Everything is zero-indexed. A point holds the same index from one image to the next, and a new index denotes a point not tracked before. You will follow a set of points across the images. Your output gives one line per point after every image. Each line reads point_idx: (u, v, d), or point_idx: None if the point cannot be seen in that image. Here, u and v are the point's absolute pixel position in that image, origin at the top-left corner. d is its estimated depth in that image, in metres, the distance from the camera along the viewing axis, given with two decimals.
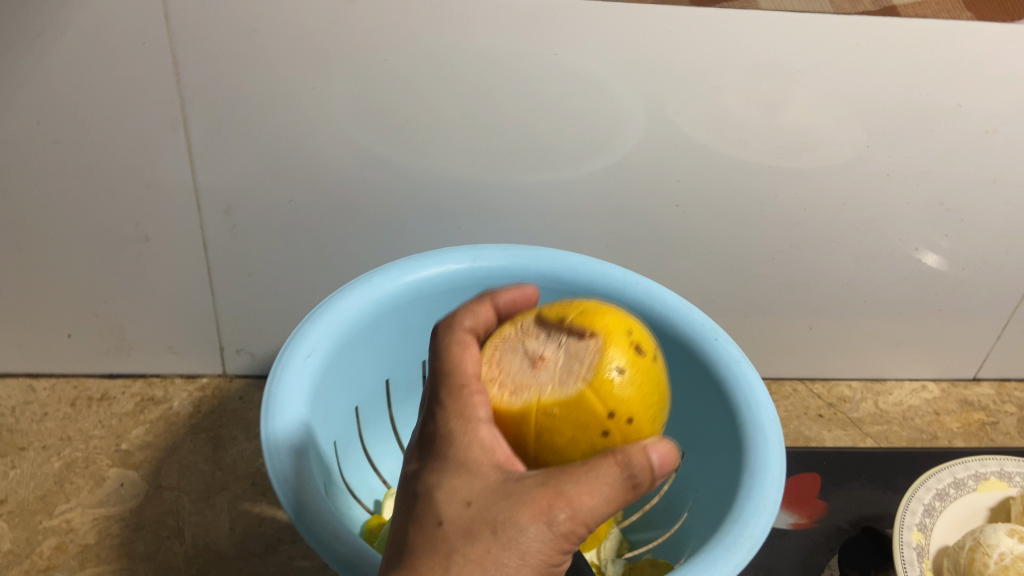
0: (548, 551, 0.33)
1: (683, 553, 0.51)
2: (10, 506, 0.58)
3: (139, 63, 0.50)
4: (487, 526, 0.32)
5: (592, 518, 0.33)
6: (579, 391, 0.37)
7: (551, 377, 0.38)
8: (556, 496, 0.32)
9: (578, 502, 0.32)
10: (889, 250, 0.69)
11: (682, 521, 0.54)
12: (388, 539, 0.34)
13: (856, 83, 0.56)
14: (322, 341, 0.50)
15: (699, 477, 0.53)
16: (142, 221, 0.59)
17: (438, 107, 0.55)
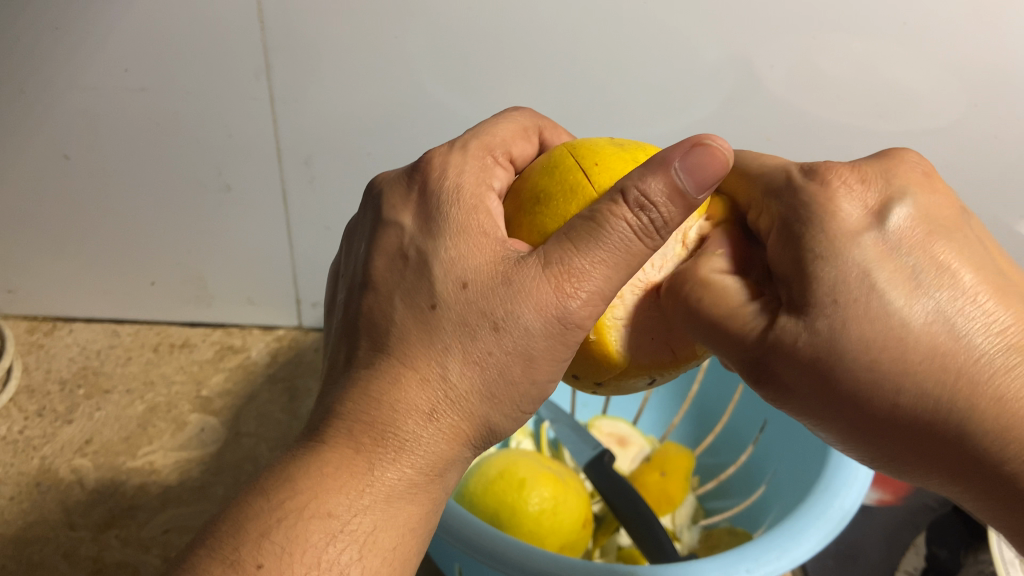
0: (550, 336, 0.30)
1: (764, 524, 0.50)
2: (95, 445, 0.60)
3: (222, 11, 0.50)
4: (485, 321, 0.30)
5: (609, 292, 0.31)
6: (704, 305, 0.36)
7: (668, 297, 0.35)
8: (564, 276, 0.30)
9: (589, 281, 0.30)
10: (991, 219, 0.65)
11: (762, 491, 0.53)
12: (369, 319, 0.32)
13: (964, 42, 0.52)
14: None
15: (784, 449, 0.52)
16: (224, 170, 0.60)
17: (518, 58, 0.54)
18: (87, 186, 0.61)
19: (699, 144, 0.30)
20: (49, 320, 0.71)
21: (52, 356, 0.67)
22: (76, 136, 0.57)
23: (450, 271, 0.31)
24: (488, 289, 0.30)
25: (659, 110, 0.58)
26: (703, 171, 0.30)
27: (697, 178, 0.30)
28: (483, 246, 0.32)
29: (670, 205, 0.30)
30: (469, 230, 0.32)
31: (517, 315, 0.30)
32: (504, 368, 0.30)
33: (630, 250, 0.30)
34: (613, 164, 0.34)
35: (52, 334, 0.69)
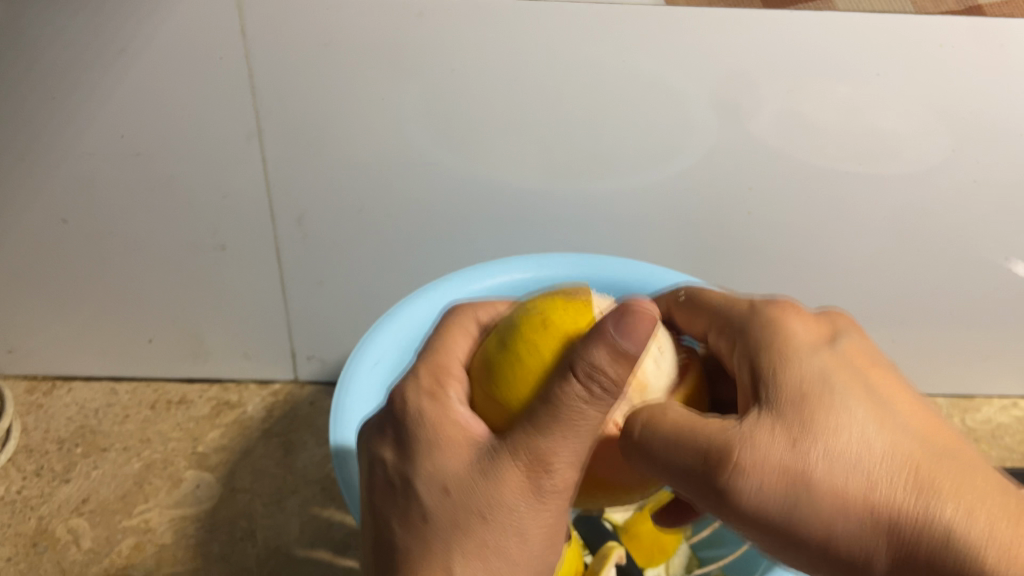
0: (537, 520, 0.33)
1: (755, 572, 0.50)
2: (92, 504, 0.61)
3: (215, 76, 0.51)
4: (473, 512, 0.32)
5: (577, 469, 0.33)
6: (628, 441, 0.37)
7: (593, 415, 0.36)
8: (535, 462, 0.32)
9: (562, 465, 0.32)
10: (981, 260, 0.66)
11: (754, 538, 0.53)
12: (383, 535, 0.35)
13: (941, 88, 0.54)
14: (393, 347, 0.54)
15: None
16: (218, 230, 0.61)
17: (503, 117, 0.55)
18: (84, 248, 0.62)
19: (631, 311, 0.32)
20: (48, 379, 0.71)
21: (50, 417, 0.68)
22: (74, 199, 0.58)
23: (434, 482, 0.33)
24: (470, 488, 0.33)
25: (642, 161, 0.59)
26: (636, 334, 0.31)
27: (634, 340, 0.31)
28: (456, 450, 0.34)
29: (613, 367, 0.31)
30: (440, 439, 0.34)
31: (503, 505, 0.32)
32: (527, 525, 0.33)
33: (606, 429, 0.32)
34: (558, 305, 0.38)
35: (51, 394, 0.70)
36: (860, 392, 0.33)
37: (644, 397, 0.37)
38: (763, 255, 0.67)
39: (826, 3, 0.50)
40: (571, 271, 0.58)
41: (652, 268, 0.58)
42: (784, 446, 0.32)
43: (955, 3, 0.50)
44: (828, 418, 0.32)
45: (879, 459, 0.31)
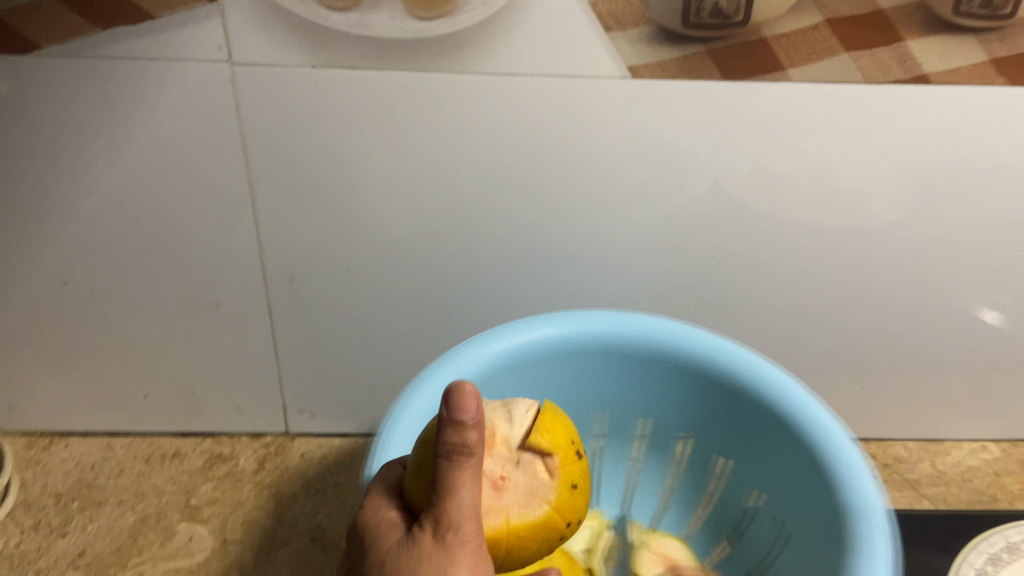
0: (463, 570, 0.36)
1: None
2: (87, 558, 0.63)
3: (212, 147, 0.55)
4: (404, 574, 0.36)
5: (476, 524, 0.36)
6: (546, 513, 0.41)
7: (513, 498, 0.41)
8: (441, 520, 0.36)
9: (457, 516, 0.35)
10: (944, 308, 0.69)
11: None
12: None
13: (893, 147, 0.58)
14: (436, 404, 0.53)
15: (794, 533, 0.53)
16: (213, 289, 0.64)
17: (481, 181, 0.59)
18: (84, 308, 0.64)
19: (454, 389, 0.35)
20: (46, 435, 0.73)
21: (48, 471, 0.70)
22: (75, 262, 0.61)
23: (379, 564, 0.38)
24: (401, 558, 0.37)
25: (616, 220, 0.62)
26: (464, 407, 0.35)
27: (459, 413, 0.35)
28: (390, 535, 0.39)
29: (458, 434, 0.35)
30: (377, 530, 0.39)
31: (427, 563, 0.36)
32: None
33: (476, 484, 0.36)
34: (556, 437, 0.43)
35: (49, 449, 0.72)
36: None
37: (510, 452, 0.42)
38: (733, 305, 0.70)
39: (781, 75, 0.53)
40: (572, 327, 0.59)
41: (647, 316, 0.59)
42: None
43: (902, 71, 0.53)
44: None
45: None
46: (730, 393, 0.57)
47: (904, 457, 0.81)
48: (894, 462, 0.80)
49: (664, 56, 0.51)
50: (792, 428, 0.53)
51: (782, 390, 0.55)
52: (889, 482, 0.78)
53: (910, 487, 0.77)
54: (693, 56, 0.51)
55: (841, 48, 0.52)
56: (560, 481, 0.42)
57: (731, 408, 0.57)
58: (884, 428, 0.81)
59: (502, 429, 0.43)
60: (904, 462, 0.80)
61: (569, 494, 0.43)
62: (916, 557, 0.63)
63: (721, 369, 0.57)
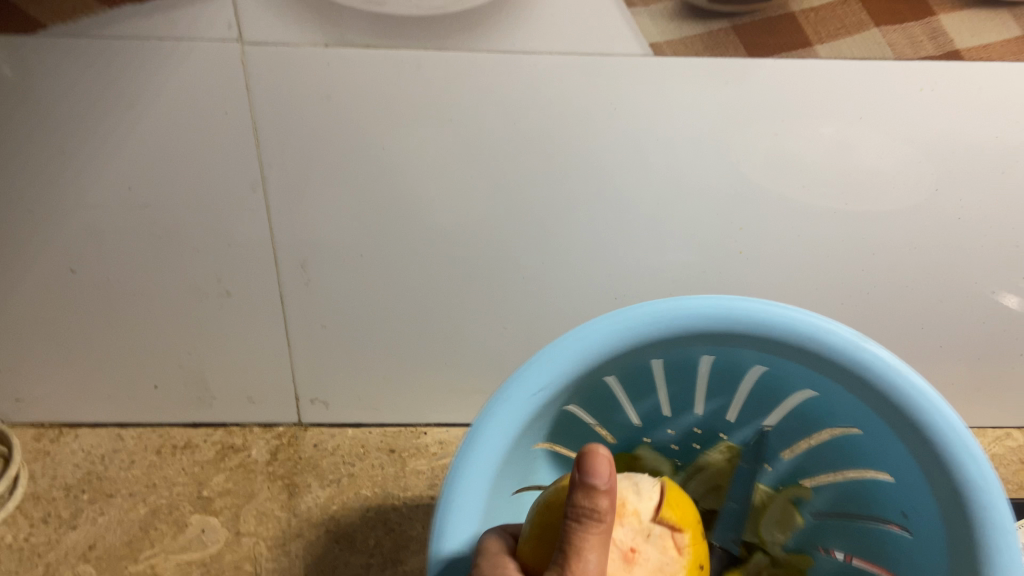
0: None
1: None
2: (99, 551, 0.64)
3: (221, 129, 0.53)
4: None
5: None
6: None
7: (646, 573, 0.42)
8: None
9: (584, 572, 0.37)
10: (968, 293, 0.68)
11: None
12: None
13: (921, 127, 0.56)
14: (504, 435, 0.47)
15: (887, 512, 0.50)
16: (223, 277, 0.62)
17: (499, 164, 0.57)
18: (92, 297, 0.63)
19: (590, 451, 0.39)
20: (55, 426, 0.72)
21: (57, 463, 0.70)
22: (81, 251, 0.60)
23: None
24: None
25: (635, 204, 0.61)
26: (598, 470, 0.38)
27: (599, 476, 0.38)
28: None
29: (592, 495, 0.38)
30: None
31: None
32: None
33: (602, 549, 0.38)
34: (684, 518, 0.46)
35: (58, 441, 0.71)
36: None
37: (643, 525, 0.44)
38: (753, 290, 0.69)
39: (808, 52, 0.51)
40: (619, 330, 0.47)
41: (708, 300, 0.46)
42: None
43: (933, 47, 0.51)
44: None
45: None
46: (834, 377, 0.47)
47: None
48: None
49: (688, 31, 0.49)
50: (904, 416, 0.44)
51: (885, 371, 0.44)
52: None
53: None
54: (716, 32, 0.49)
55: (871, 23, 0.50)
56: (686, 559, 0.44)
57: (811, 393, 0.51)
58: None
59: (634, 503, 0.45)
60: None
61: (695, 569, 0.45)
62: None
63: (817, 347, 0.46)
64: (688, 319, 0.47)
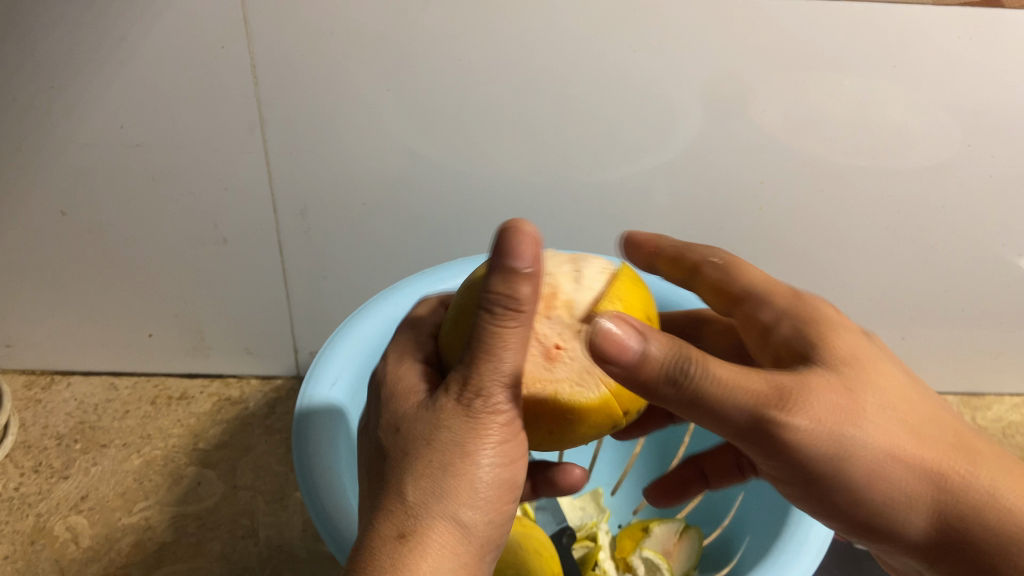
0: (493, 432, 0.31)
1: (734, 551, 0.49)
2: (91, 501, 0.60)
3: (216, 65, 0.50)
4: (421, 437, 0.32)
5: (513, 383, 0.32)
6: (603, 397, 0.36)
7: (567, 374, 0.36)
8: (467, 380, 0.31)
9: (490, 375, 0.31)
10: (994, 258, 0.65)
11: (734, 561, 0.48)
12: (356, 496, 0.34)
13: (955, 81, 0.53)
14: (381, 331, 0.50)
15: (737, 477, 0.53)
16: (220, 223, 0.60)
17: (509, 111, 0.54)
18: (83, 241, 0.61)
19: (509, 229, 0.31)
20: (47, 373, 0.71)
21: (49, 412, 0.67)
22: (72, 192, 0.57)
23: (393, 426, 0.33)
24: (417, 421, 0.32)
25: (650, 156, 0.58)
26: (515, 248, 0.30)
27: (517, 257, 0.30)
28: (411, 397, 0.34)
29: (507, 280, 0.30)
30: (399, 392, 0.35)
31: (449, 427, 0.31)
32: (483, 445, 0.31)
33: (522, 341, 0.32)
34: (629, 311, 0.37)
35: (50, 389, 0.70)
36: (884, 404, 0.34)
37: (573, 314, 0.37)
38: (770, 251, 0.66)
39: None
40: None
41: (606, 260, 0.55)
42: (845, 397, 0.31)
43: None
44: (879, 363, 0.33)
45: (925, 421, 0.33)
46: None
47: None
48: None
49: None
50: None
51: None
52: None
53: None
54: None
55: None
56: None
57: None
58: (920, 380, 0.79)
59: (569, 292, 0.38)
60: None
61: None
62: None
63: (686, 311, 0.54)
64: None
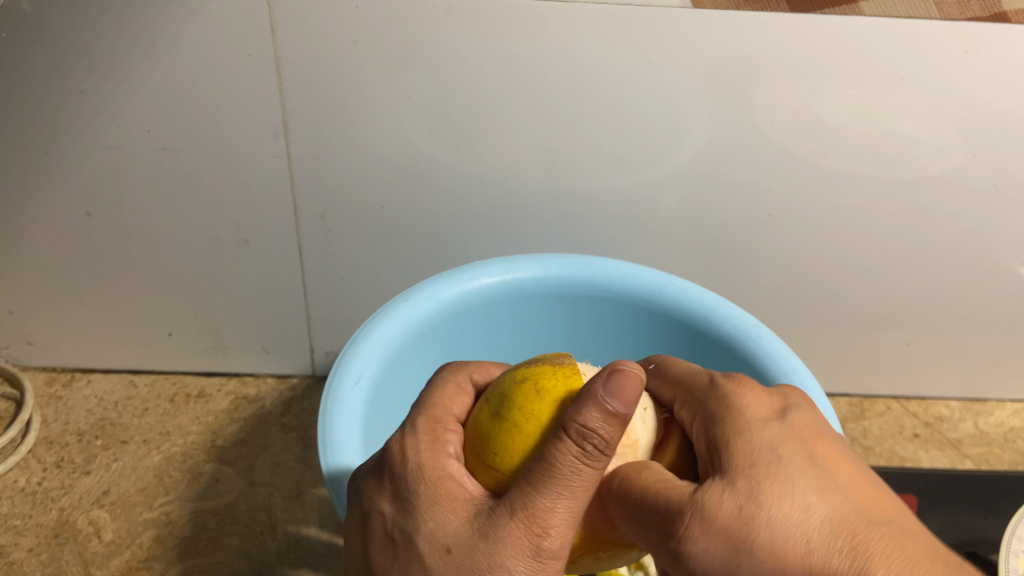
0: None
1: None
2: (112, 497, 0.62)
3: (244, 72, 0.52)
4: (474, 574, 0.30)
5: (573, 524, 0.31)
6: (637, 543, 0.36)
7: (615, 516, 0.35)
8: (533, 522, 0.30)
9: (557, 520, 0.30)
10: (996, 266, 0.67)
11: None
12: None
13: (960, 94, 0.54)
14: (399, 336, 0.51)
15: None
16: (242, 226, 0.61)
17: (525, 119, 0.56)
18: (108, 242, 0.62)
19: (617, 374, 0.30)
20: (67, 371, 0.72)
21: (70, 409, 0.69)
22: (99, 195, 0.59)
23: (436, 545, 0.31)
24: (467, 549, 0.30)
25: (661, 165, 0.59)
26: (625, 393, 0.30)
27: (622, 401, 0.29)
28: (455, 509, 0.32)
29: (605, 425, 0.29)
30: (438, 494, 0.32)
31: (504, 569, 0.30)
32: None
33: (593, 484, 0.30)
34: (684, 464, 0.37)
35: (71, 385, 0.71)
36: (802, 472, 0.30)
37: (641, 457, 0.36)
38: (777, 259, 0.68)
39: (853, 7, 0.50)
40: (537, 274, 0.56)
41: (618, 264, 0.57)
42: (730, 513, 0.29)
43: (981, 7, 0.50)
44: (773, 464, 0.30)
45: (816, 517, 0.28)
46: (714, 353, 0.54)
47: (946, 416, 0.80)
48: (935, 421, 0.80)
49: None
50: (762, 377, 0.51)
51: (757, 333, 0.53)
52: (929, 442, 0.78)
53: (951, 448, 0.77)
54: None
55: None
56: None
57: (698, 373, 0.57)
58: (924, 386, 0.81)
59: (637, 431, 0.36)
60: (945, 421, 0.80)
61: None
62: (964, 518, 0.61)
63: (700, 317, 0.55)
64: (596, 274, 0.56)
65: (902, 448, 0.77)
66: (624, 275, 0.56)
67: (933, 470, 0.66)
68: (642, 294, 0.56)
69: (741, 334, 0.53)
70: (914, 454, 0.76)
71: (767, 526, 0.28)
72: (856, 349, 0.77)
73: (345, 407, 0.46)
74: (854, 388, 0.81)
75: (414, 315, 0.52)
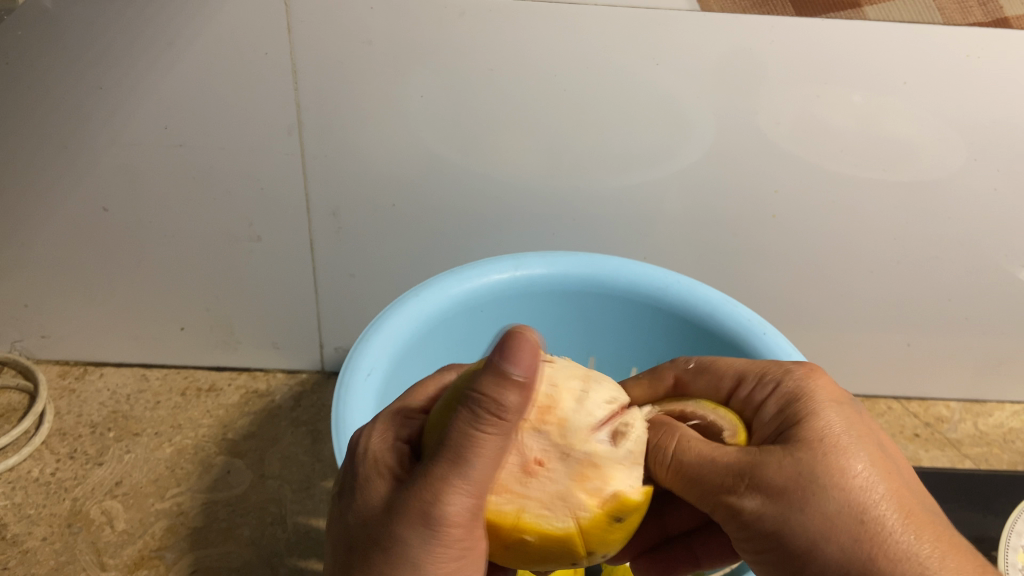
0: (446, 544, 0.30)
1: None
2: (124, 487, 0.63)
3: (260, 71, 0.53)
4: (376, 539, 0.31)
5: (475, 495, 0.30)
6: (568, 530, 0.33)
7: (539, 493, 0.33)
8: (423, 491, 0.30)
9: (448, 490, 0.29)
10: (995, 269, 0.68)
11: None
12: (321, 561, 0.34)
13: (961, 99, 0.55)
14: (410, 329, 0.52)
15: None
16: (255, 222, 0.62)
17: (535, 120, 0.57)
18: (123, 237, 0.63)
19: (509, 336, 0.29)
20: (80, 365, 0.73)
21: (83, 401, 0.70)
22: (115, 190, 0.60)
23: (356, 512, 0.32)
24: (376, 516, 0.31)
25: (668, 167, 0.61)
26: (514, 357, 0.28)
27: (511, 366, 0.28)
28: (377, 478, 0.33)
29: (494, 393, 0.28)
30: (366, 465, 0.33)
31: (401, 536, 0.30)
32: (435, 558, 0.30)
33: (490, 455, 0.29)
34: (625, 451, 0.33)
35: (83, 378, 0.72)
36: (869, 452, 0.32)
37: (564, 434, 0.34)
38: (781, 259, 0.69)
39: (857, 11, 0.51)
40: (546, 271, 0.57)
41: (625, 263, 0.58)
42: (793, 468, 0.31)
43: (982, 14, 0.51)
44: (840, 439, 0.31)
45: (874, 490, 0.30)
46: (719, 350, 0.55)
47: (946, 417, 0.81)
48: (935, 422, 0.81)
49: None
50: None
51: (761, 331, 0.54)
52: (929, 441, 0.79)
53: (951, 448, 0.78)
54: None
55: None
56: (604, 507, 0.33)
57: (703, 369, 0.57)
58: (924, 387, 0.82)
59: (562, 405, 0.34)
60: (945, 422, 0.81)
61: (609, 521, 0.33)
62: (964, 516, 0.62)
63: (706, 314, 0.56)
64: (604, 272, 0.57)
65: (903, 447, 0.78)
66: (630, 272, 0.57)
67: (934, 469, 0.67)
68: (648, 292, 0.57)
69: (746, 331, 0.53)
70: (914, 453, 0.77)
71: (823, 487, 0.30)
72: (857, 349, 0.78)
73: (357, 400, 0.47)
74: (855, 389, 0.82)
75: (423, 309, 0.53)
